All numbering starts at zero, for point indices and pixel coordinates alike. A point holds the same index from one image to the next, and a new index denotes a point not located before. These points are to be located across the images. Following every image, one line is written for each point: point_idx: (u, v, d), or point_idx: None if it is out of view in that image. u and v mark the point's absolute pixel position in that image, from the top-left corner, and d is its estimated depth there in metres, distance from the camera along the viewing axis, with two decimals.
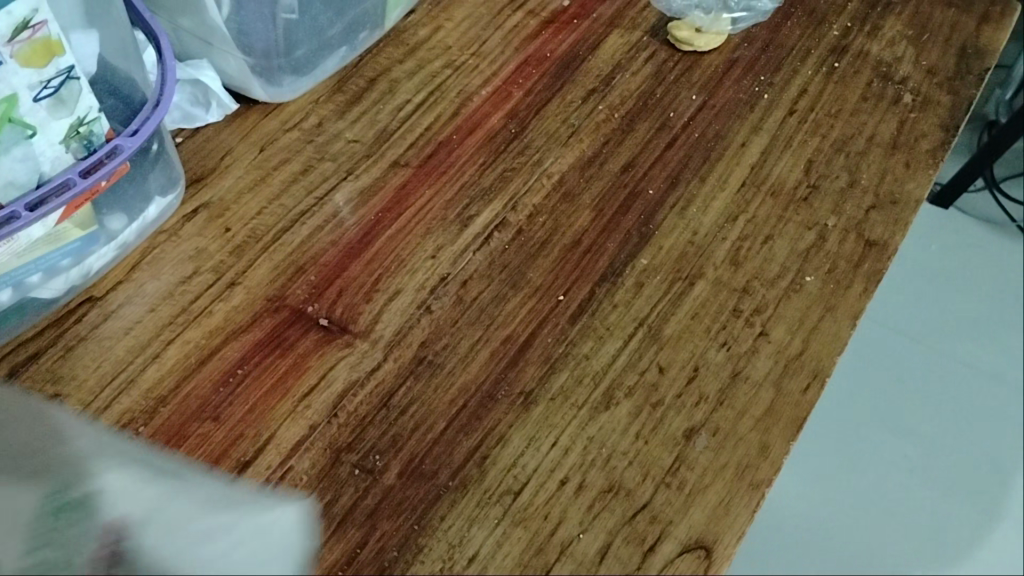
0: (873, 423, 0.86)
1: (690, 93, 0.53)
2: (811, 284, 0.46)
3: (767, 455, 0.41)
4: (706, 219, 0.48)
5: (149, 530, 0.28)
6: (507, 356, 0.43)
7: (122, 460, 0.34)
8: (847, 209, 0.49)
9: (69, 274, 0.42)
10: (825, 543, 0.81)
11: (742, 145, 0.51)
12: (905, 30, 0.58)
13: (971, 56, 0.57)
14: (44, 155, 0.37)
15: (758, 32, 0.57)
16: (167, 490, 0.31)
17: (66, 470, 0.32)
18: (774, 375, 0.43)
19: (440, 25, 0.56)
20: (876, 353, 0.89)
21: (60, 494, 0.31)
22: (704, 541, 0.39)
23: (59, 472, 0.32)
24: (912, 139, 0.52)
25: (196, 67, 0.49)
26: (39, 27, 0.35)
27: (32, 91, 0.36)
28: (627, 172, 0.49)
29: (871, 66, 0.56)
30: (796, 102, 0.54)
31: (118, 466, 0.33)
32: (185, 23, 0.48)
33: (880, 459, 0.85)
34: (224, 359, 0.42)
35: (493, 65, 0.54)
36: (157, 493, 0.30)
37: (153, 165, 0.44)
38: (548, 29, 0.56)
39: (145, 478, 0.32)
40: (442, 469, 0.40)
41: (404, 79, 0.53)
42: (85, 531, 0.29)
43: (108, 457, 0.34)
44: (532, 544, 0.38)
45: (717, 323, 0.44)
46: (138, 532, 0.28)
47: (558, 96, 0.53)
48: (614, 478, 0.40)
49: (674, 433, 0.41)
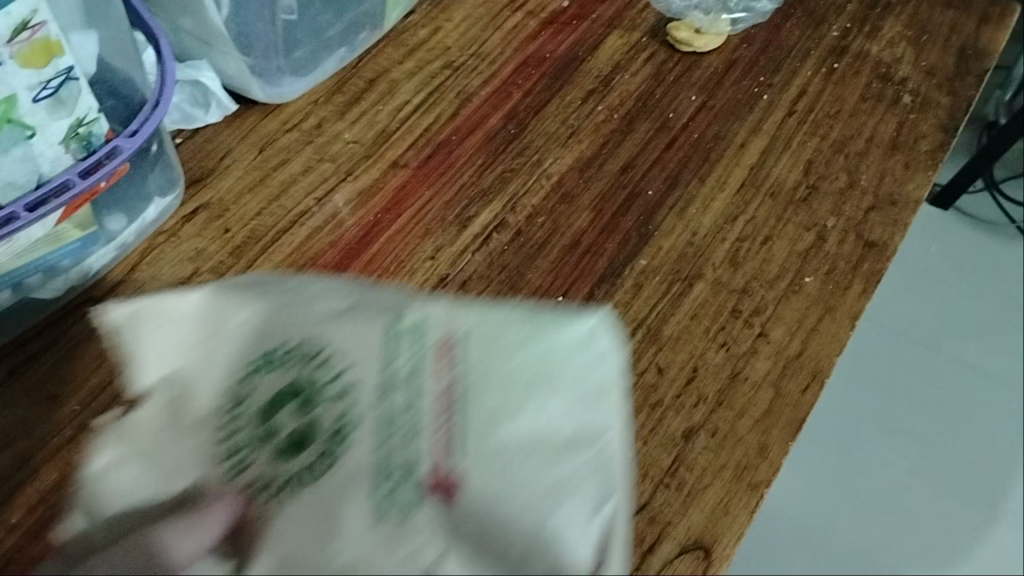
0: (874, 424, 0.86)
1: (690, 94, 0.53)
2: (811, 285, 0.46)
3: (766, 456, 0.41)
4: (705, 220, 0.48)
5: (510, 398, 0.29)
6: None
7: (340, 303, 0.32)
8: (846, 210, 0.49)
9: (68, 275, 0.42)
10: (826, 544, 0.80)
11: (741, 145, 0.51)
12: (905, 31, 0.58)
13: (970, 57, 0.57)
14: (43, 156, 0.37)
15: (757, 33, 0.57)
16: (508, 314, 0.31)
17: (304, 327, 0.31)
18: (773, 376, 0.43)
19: (439, 26, 0.56)
20: (876, 354, 0.89)
21: (312, 359, 0.30)
22: (703, 542, 0.39)
23: (297, 329, 0.31)
24: (912, 140, 0.53)
25: (195, 68, 0.49)
26: (38, 27, 0.35)
27: (31, 91, 0.36)
28: (627, 173, 0.49)
29: (871, 67, 0.56)
30: (796, 103, 0.54)
31: (343, 313, 0.31)
32: (185, 24, 0.48)
33: (881, 460, 0.84)
34: None
35: (492, 66, 0.54)
36: (476, 314, 0.31)
37: (153, 166, 0.44)
38: (548, 30, 0.56)
39: (455, 306, 0.31)
40: None
41: (403, 79, 0.53)
42: (419, 370, 0.29)
43: (324, 301, 0.32)
44: None
45: (716, 323, 0.44)
46: (464, 352, 0.30)
47: (557, 96, 0.53)
48: None
49: (672, 434, 0.41)
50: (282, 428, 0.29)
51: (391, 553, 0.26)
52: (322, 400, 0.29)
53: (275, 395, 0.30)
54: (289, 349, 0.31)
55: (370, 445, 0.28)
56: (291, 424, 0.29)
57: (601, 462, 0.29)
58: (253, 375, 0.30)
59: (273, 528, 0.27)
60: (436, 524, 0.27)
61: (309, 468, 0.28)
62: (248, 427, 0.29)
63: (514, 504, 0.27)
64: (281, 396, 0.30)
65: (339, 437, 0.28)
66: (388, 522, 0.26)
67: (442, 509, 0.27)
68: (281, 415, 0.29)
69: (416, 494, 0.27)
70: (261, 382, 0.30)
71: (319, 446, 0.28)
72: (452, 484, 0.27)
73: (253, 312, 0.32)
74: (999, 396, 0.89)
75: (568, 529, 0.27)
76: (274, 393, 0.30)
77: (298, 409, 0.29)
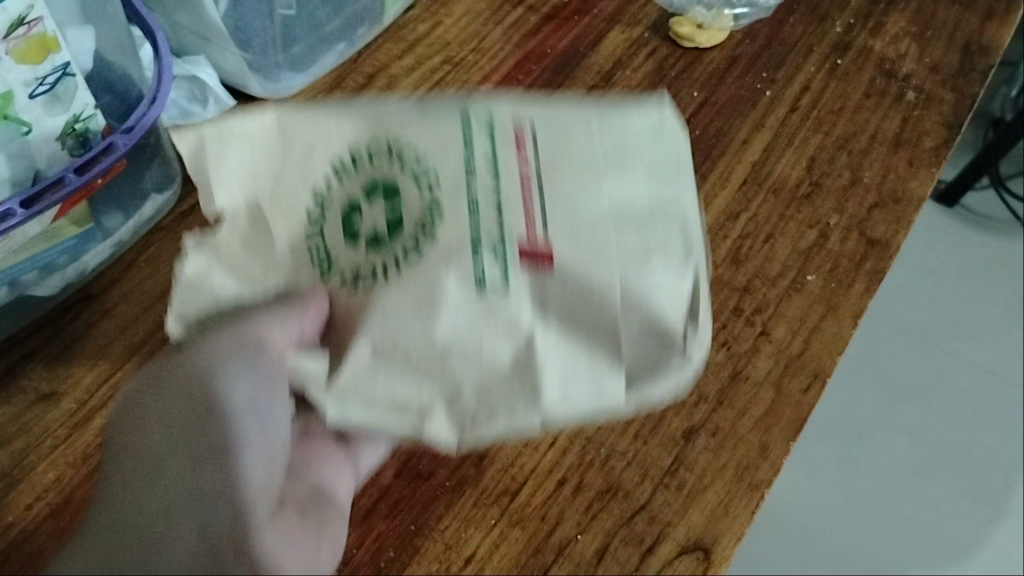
0: (876, 422, 0.86)
1: (692, 89, 0.53)
2: (813, 283, 0.46)
3: (767, 456, 0.40)
4: (706, 217, 0.48)
5: (587, 177, 0.30)
6: None
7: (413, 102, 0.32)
8: (849, 208, 0.49)
9: (65, 272, 0.42)
10: (825, 543, 0.81)
11: (744, 141, 0.51)
12: (909, 27, 0.58)
13: (975, 53, 0.57)
14: (39, 152, 0.37)
15: (760, 29, 0.56)
16: (580, 111, 0.31)
17: (386, 130, 0.31)
18: (775, 375, 0.43)
19: (439, 20, 0.55)
20: (880, 351, 0.89)
21: (389, 152, 0.31)
22: (702, 543, 0.38)
23: (381, 131, 0.31)
24: (915, 137, 0.52)
25: (193, 63, 0.49)
26: (35, 23, 0.34)
27: (28, 87, 0.35)
28: None
29: (874, 62, 0.55)
30: (799, 98, 0.53)
31: (424, 109, 0.32)
32: (183, 19, 0.48)
33: (883, 458, 0.84)
34: None
35: (492, 62, 0.54)
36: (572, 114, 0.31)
37: (149, 161, 0.44)
38: (549, 25, 0.56)
39: (522, 102, 0.31)
40: (439, 469, 0.39)
41: (403, 75, 0.53)
42: (498, 158, 0.30)
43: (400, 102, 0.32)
44: (529, 544, 0.38)
45: (717, 322, 0.44)
46: (537, 141, 0.31)
47: (558, 92, 0.52)
48: (612, 479, 0.39)
49: (673, 433, 0.41)
50: (366, 222, 0.31)
51: (494, 316, 0.30)
52: (405, 203, 0.31)
53: (359, 191, 0.31)
54: (366, 154, 0.31)
55: (459, 222, 0.30)
56: (380, 217, 0.31)
57: (686, 232, 0.31)
58: (332, 188, 0.32)
59: (369, 311, 0.31)
60: (524, 294, 0.30)
61: (400, 262, 0.30)
62: (330, 220, 0.32)
63: (589, 286, 0.30)
64: (367, 189, 0.31)
65: (423, 240, 0.30)
66: (488, 297, 0.30)
67: (528, 283, 0.30)
68: (368, 209, 0.31)
69: (505, 269, 0.30)
70: (341, 184, 0.32)
71: (406, 239, 0.31)
72: (546, 256, 0.30)
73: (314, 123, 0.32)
74: (1002, 393, 0.88)
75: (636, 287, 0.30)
76: (360, 186, 0.31)
77: (388, 210, 0.31)
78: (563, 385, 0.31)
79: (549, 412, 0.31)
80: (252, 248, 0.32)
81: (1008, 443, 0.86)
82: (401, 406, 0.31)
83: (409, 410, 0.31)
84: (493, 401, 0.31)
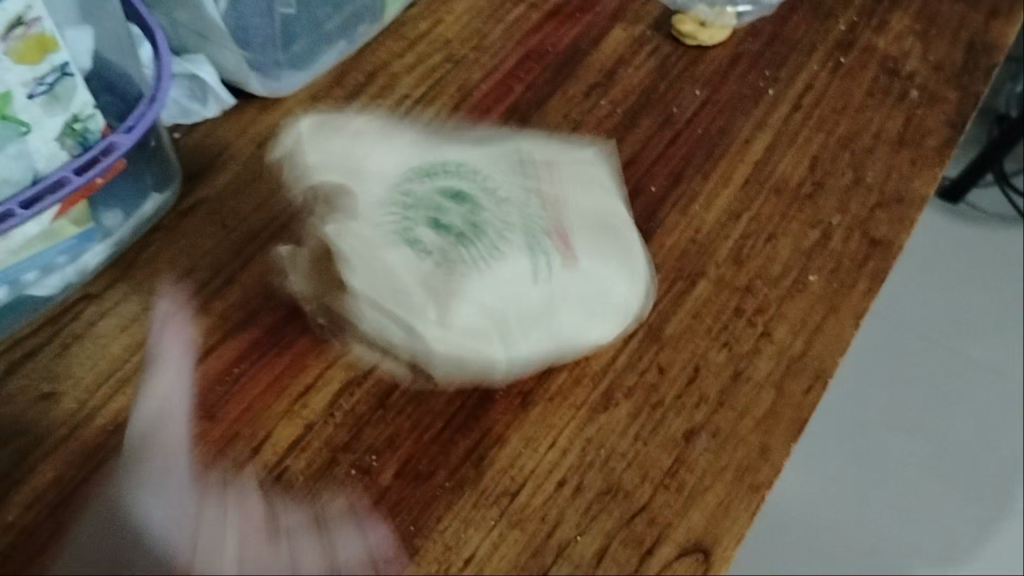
0: (880, 421, 0.85)
1: (694, 88, 0.53)
2: (815, 284, 0.46)
3: (767, 457, 0.40)
4: (708, 217, 0.47)
5: (578, 194, 0.47)
6: (506, 356, 0.42)
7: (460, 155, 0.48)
8: (852, 207, 0.48)
9: (64, 271, 0.42)
10: (830, 541, 0.80)
11: (746, 140, 0.51)
12: (913, 25, 0.57)
13: (979, 51, 0.56)
14: (38, 152, 0.37)
15: (763, 26, 0.56)
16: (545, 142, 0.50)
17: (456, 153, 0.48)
18: (775, 376, 0.42)
19: (440, 19, 0.55)
20: (883, 351, 0.89)
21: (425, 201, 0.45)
22: (703, 544, 0.38)
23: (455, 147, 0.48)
24: (919, 136, 0.52)
25: (193, 63, 0.48)
26: (33, 23, 0.34)
27: (26, 87, 0.35)
28: (630, 169, 0.49)
29: (878, 61, 0.55)
30: (802, 97, 0.53)
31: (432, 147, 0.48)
32: (183, 16, 0.47)
33: (888, 457, 0.83)
34: (222, 356, 0.42)
35: (494, 59, 0.54)
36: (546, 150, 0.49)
37: (150, 161, 0.44)
38: (551, 23, 0.56)
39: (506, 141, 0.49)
40: (439, 469, 0.39)
41: (404, 73, 0.53)
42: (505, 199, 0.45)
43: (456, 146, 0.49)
44: (528, 546, 0.38)
45: (718, 323, 0.44)
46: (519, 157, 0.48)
47: (560, 90, 0.52)
48: (612, 480, 0.39)
49: (673, 434, 0.41)
50: (417, 239, 0.43)
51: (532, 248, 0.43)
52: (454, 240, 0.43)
53: (411, 224, 0.44)
54: (416, 204, 0.45)
55: (492, 220, 0.44)
56: (426, 237, 0.43)
57: (622, 216, 0.46)
58: (391, 242, 0.43)
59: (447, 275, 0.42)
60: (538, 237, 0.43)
61: (447, 258, 0.42)
62: (393, 234, 0.43)
63: (576, 263, 0.43)
64: (419, 224, 0.44)
65: (461, 239, 0.43)
66: (511, 266, 0.42)
67: (537, 257, 0.43)
68: (419, 233, 0.43)
69: (515, 242, 0.43)
70: (398, 223, 0.44)
71: (449, 240, 0.43)
72: (542, 242, 0.43)
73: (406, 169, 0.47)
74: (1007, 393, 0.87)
75: (618, 263, 0.44)
76: (412, 224, 0.44)
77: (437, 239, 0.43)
78: (579, 305, 0.43)
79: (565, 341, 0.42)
80: (348, 270, 0.43)
81: (1012, 443, 0.85)
82: (482, 349, 0.41)
83: (482, 356, 0.41)
84: (534, 321, 0.42)
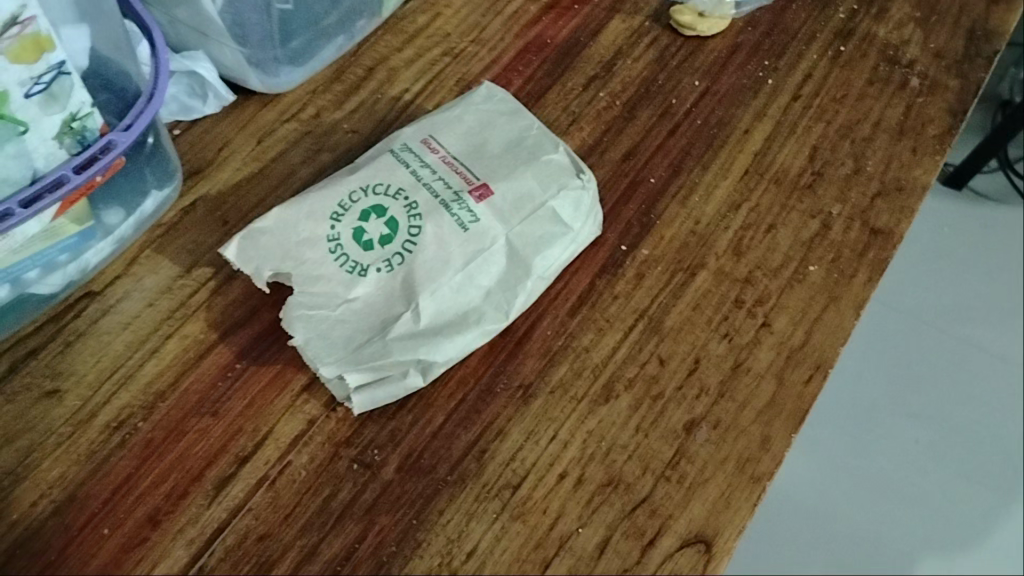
0: (886, 407, 0.83)
1: (693, 79, 0.53)
2: (815, 274, 0.46)
3: (768, 448, 0.40)
4: (708, 208, 0.47)
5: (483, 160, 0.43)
6: (506, 349, 0.42)
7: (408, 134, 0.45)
8: (852, 197, 0.48)
9: (66, 269, 0.42)
10: (840, 531, 0.78)
11: (746, 131, 0.51)
12: (913, 12, 0.57)
13: (980, 38, 0.56)
14: (37, 152, 0.37)
15: (762, 16, 0.56)
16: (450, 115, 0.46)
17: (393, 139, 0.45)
18: (776, 367, 0.43)
19: (439, 12, 0.55)
20: (886, 336, 0.86)
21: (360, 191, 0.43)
22: (704, 535, 0.38)
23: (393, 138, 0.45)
24: (919, 124, 0.52)
25: (191, 59, 0.48)
26: (28, 22, 0.34)
27: (23, 87, 0.35)
28: (629, 160, 0.49)
29: (878, 49, 0.55)
30: (801, 87, 0.53)
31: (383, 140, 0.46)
32: (181, 14, 0.47)
33: (892, 444, 0.82)
34: (224, 352, 0.42)
35: (492, 52, 0.54)
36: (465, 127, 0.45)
37: (148, 159, 0.43)
38: (549, 15, 0.55)
39: (417, 128, 0.45)
40: (440, 463, 0.39)
41: (402, 67, 0.53)
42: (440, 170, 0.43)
43: (408, 132, 0.45)
44: (530, 538, 0.38)
45: (719, 314, 0.44)
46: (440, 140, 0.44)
47: (559, 83, 0.52)
48: (613, 472, 0.40)
49: (674, 426, 0.41)
50: (371, 235, 0.41)
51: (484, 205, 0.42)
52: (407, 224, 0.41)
53: (356, 221, 0.42)
54: (348, 199, 0.42)
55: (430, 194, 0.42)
56: (379, 230, 0.41)
57: (548, 136, 0.45)
58: (339, 234, 0.41)
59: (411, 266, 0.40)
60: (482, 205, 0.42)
61: (414, 238, 0.41)
62: (344, 236, 0.41)
63: (521, 188, 0.42)
64: (362, 216, 0.42)
65: (417, 214, 0.41)
66: (473, 227, 0.41)
67: (487, 207, 0.42)
68: (367, 226, 0.42)
69: (467, 206, 0.41)
70: (341, 224, 0.42)
71: (406, 225, 0.41)
72: (485, 190, 0.42)
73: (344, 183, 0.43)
74: (1007, 378, 0.87)
75: (561, 180, 0.43)
76: (356, 220, 0.42)
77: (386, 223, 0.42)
78: (544, 239, 0.42)
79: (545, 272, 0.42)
80: (315, 286, 0.41)
81: (1008, 429, 0.85)
82: (469, 301, 0.41)
83: (470, 315, 0.41)
84: (508, 280, 0.41)
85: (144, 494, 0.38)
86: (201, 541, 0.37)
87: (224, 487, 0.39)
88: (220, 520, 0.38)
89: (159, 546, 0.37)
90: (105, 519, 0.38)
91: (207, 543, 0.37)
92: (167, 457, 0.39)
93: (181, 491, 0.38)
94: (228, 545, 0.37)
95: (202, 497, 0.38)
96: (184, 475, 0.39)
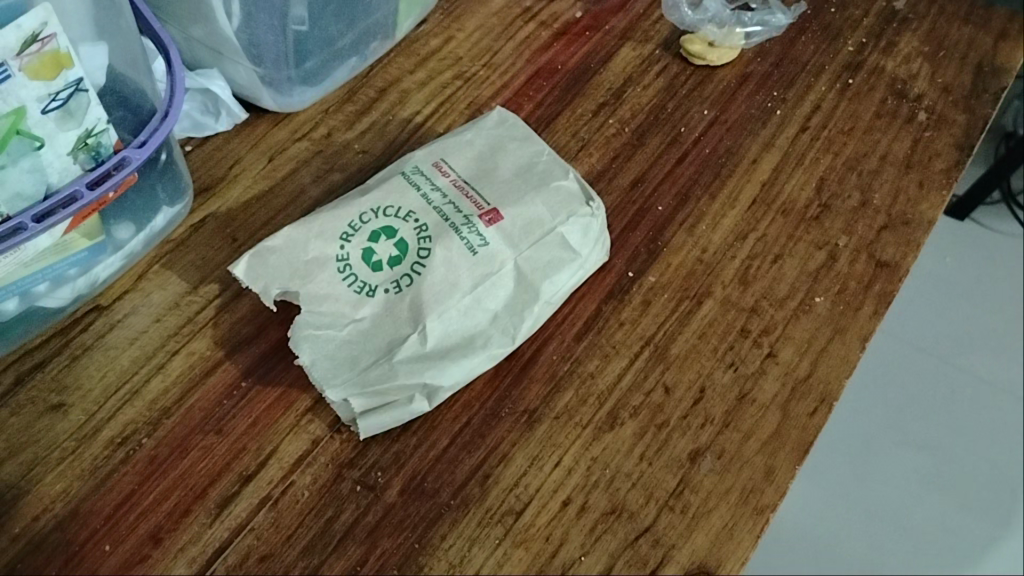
0: (886, 436, 0.76)
1: (703, 108, 0.53)
2: (821, 305, 0.46)
3: (772, 479, 0.41)
4: (715, 237, 0.48)
5: (496, 189, 0.43)
6: (511, 373, 0.42)
7: (422, 156, 0.45)
8: (858, 229, 0.49)
9: (75, 283, 0.42)
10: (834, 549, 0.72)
11: (753, 161, 0.51)
12: (921, 47, 0.58)
13: (988, 74, 0.57)
14: (52, 167, 0.37)
15: (771, 47, 0.56)
16: (462, 140, 0.46)
17: (397, 164, 0.45)
18: (782, 398, 0.43)
19: (451, 35, 0.56)
20: (896, 371, 0.78)
21: (372, 215, 0.43)
22: (705, 566, 0.38)
23: (396, 163, 0.45)
24: (926, 158, 0.52)
25: (206, 77, 0.48)
26: (48, 40, 0.34)
27: (39, 103, 0.35)
28: (637, 188, 0.49)
29: (886, 82, 0.55)
30: (809, 118, 0.53)
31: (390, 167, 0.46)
32: (197, 32, 0.47)
33: (894, 473, 0.75)
34: (231, 370, 0.42)
35: (504, 77, 0.54)
36: (473, 155, 0.45)
37: (160, 176, 0.43)
38: (560, 41, 0.56)
39: (428, 151, 0.45)
40: (444, 487, 0.39)
41: (415, 89, 0.53)
42: (452, 199, 0.43)
43: (417, 156, 0.45)
44: (533, 565, 0.38)
45: (724, 343, 0.44)
46: (448, 167, 0.45)
47: (568, 108, 0.52)
48: (616, 500, 0.40)
49: (678, 455, 0.41)
50: (381, 256, 0.41)
51: (495, 237, 0.42)
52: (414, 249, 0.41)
53: (365, 242, 0.42)
54: (358, 219, 0.42)
55: (438, 220, 0.42)
56: (389, 251, 0.42)
57: (560, 163, 0.45)
58: (352, 256, 0.41)
59: (420, 291, 0.40)
60: (489, 233, 0.42)
61: (422, 260, 0.41)
62: (353, 257, 0.41)
63: (529, 213, 0.42)
64: (373, 237, 0.42)
65: (427, 237, 0.42)
66: (481, 251, 0.41)
67: (495, 233, 0.42)
68: (377, 247, 0.42)
69: (477, 229, 0.42)
70: (351, 244, 0.42)
71: (415, 247, 0.41)
72: (496, 215, 0.42)
73: (359, 203, 0.43)
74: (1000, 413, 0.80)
75: (570, 207, 0.43)
76: (365, 241, 0.42)
77: (398, 247, 0.42)
78: (553, 264, 0.42)
79: (551, 299, 0.43)
80: (322, 306, 0.40)
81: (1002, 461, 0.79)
82: (477, 324, 0.41)
83: (477, 339, 0.41)
84: (512, 308, 0.42)
85: (147, 510, 0.38)
86: (202, 560, 0.37)
87: (227, 505, 0.38)
88: (222, 539, 0.38)
89: (159, 564, 0.37)
90: (106, 535, 0.37)
91: (207, 562, 0.37)
92: (170, 474, 0.39)
93: (183, 509, 0.38)
94: (230, 564, 0.37)
95: (204, 515, 0.38)
96: (188, 492, 0.39)
